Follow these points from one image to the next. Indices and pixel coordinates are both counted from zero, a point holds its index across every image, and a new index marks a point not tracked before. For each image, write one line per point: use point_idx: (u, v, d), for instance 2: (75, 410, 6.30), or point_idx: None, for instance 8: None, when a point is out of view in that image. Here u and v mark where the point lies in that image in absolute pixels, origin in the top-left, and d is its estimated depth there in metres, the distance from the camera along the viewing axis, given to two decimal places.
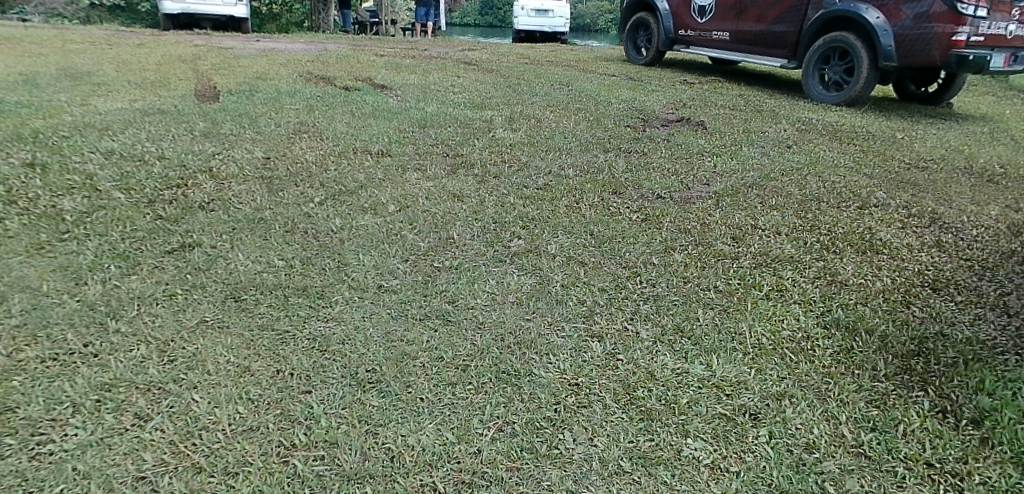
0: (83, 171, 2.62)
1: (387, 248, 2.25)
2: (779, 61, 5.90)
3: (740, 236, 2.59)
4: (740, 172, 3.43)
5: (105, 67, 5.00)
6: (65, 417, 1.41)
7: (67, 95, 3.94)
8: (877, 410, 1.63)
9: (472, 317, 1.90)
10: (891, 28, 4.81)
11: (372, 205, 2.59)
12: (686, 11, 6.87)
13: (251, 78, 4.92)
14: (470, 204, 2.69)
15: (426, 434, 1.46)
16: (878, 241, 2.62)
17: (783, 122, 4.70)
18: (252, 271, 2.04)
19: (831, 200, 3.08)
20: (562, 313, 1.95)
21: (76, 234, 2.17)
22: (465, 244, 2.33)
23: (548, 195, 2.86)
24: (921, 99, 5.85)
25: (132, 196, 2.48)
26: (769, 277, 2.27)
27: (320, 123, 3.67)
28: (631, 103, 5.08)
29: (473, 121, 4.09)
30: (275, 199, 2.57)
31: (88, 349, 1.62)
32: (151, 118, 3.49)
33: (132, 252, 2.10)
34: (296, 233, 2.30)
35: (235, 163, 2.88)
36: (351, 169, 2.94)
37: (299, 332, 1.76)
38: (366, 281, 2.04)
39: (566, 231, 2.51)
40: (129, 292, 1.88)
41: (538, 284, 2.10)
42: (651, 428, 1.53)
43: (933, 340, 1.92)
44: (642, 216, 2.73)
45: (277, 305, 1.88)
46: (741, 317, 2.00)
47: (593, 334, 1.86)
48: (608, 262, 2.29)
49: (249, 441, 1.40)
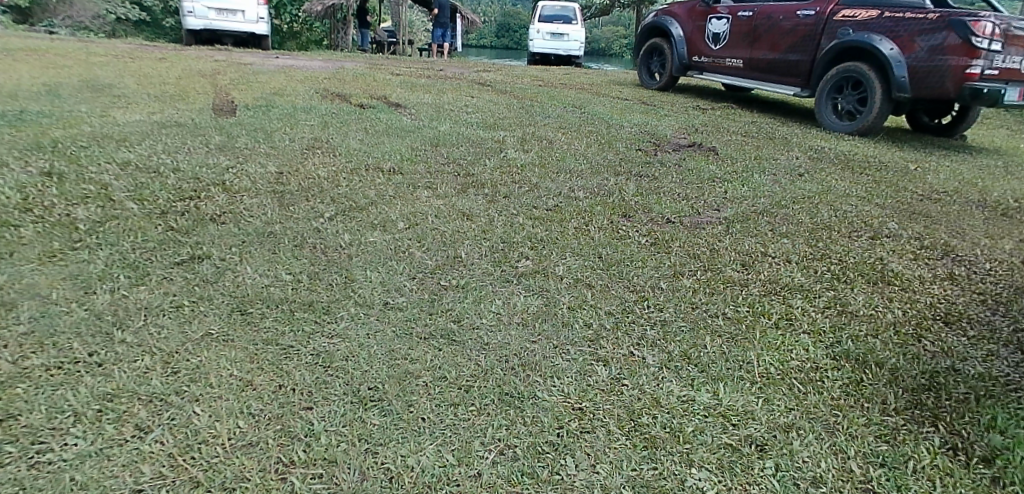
0: (99, 181, 2.66)
1: (394, 265, 2.25)
2: (792, 90, 5.92)
3: (749, 263, 2.58)
4: (750, 199, 3.43)
5: (127, 79, 5.09)
6: (65, 427, 1.41)
7: (87, 106, 4.02)
8: (886, 445, 1.60)
9: (477, 337, 1.89)
10: (905, 60, 4.82)
11: (382, 222, 2.60)
12: (700, 38, 6.94)
13: (268, 94, 5.00)
14: (479, 223, 2.69)
15: (426, 455, 1.44)
16: (890, 272, 2.63)
17: (794, 150, 4.69)
18: (259, 284, 2.04)
19: (842, 229, 3.09)
20: (568, 337, 1.93)
21: (88, 243, 2.19)
22: (473, 263, 2.33)
23: (557, 217, 2.86)
24: (934, 131, 5.85)
25: (146, 207, 2.50)
26: (777, 305, 2.26)
27: (334, 139, 3.71)
28: (642, 127, 5.10)
29: (486, 141, 4.12)
30: (285, 213, 2.58)
31: (93, 358, 1.62)
32: (168, 130, 3.54)
33: (143, 262, 2.10)
34: (305, 248, 2.31)
35: (248, 177, 2.90)
36: (362, 186, 2.96)
37: (304, 347, 1.76)
38: (372, 298, 2.04)
39: (574, 253, 2.50)
40: (137, 301, 1.88)
41: (544, 305, 2.10)
42: (655, 456, 1.50)
43: (944, 374, 1.90)
44: (651, 239, 2.72)
45: (282, 319, 1.88)
46: (749, 346, 1.98)
47: (598, 358, 1.85)
48: (615, 285, 2.27)
49: (248, 456, 1.39)
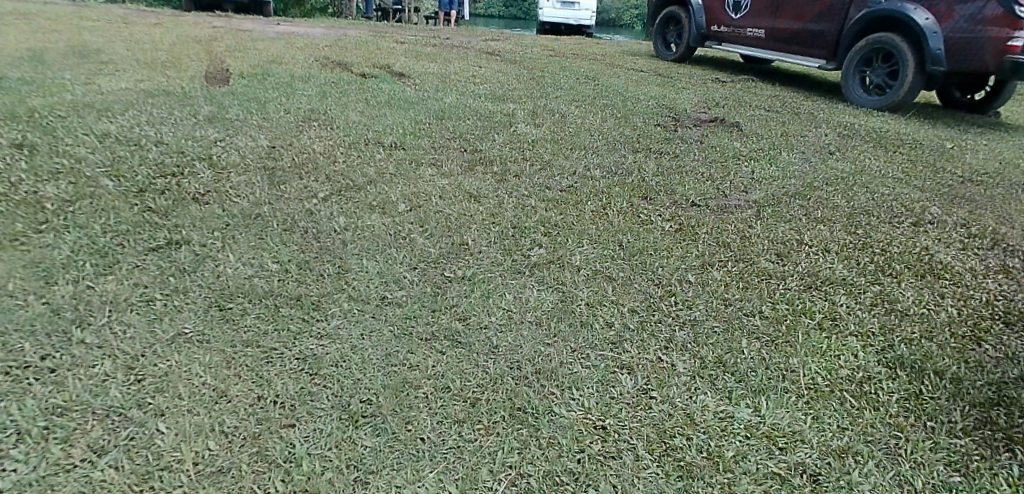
0: (73, 154, 2.43)
1: (394, 253, 2.03)
2: (817, 62, 5.59)
3: (784, 253, 2.34)
4: (780, 180, 3.17)
5: (117, 45, 4.83)
6: (6, 448, 1.22)
7: (71, 72, 3.77)
8: (957, 476, 1.39)
9: (485, 339, 1.67)
10: (942, 30, 4.50)
11: (381, 203, 2.37)
12: (719, 6, 6.58)
13: (265, 62, 4.73)
14: (487, 205, 2.46)
15: (425, 486, 1.24)
16: (939, 264, 2.40)
17: (823, 126, 4.41)
18: (243, 275, 1.82)
19: (881, 215, 2.85)
20: (587, 339, 1.71)
21: (55, 225, 1.97)
22: (481, 251, 2.11)
23: (572, 199, 2.63)
24: (967, 107, 5.55)
25: (122, 184, 2.27)
26: (820, 302, 2.03)
27: (332, 110, 3.46)
28: (660, 100, 4.81)
29: (495, 113, 3.86)
30: (276, 192, 2.36)
31: (45, 362, 1.42)
32: (154, 100, 3.29)
33: (113, 248, 1.88)
34: (295, 233, 2.08)
35: (237, 151, 2.67)
36: (361, 163, 2.73)
37: (288, 350, 1.54)
38: (368, 291, 1.82)
39: (592, 240, 2.27)
40: (102, 294, 1.66)
41: (560, 301, 1.87)
42: (691, 488, 1.30)
43: (1013, 387, 1.68)
44: (676, 225, 2.48)
45: (266, 316, 1.66)
46: (791, 351, 1.75)
47: (622, 365, 1.63)
48: (639, 278, 2.04)
49: (216, 487, 1.19)
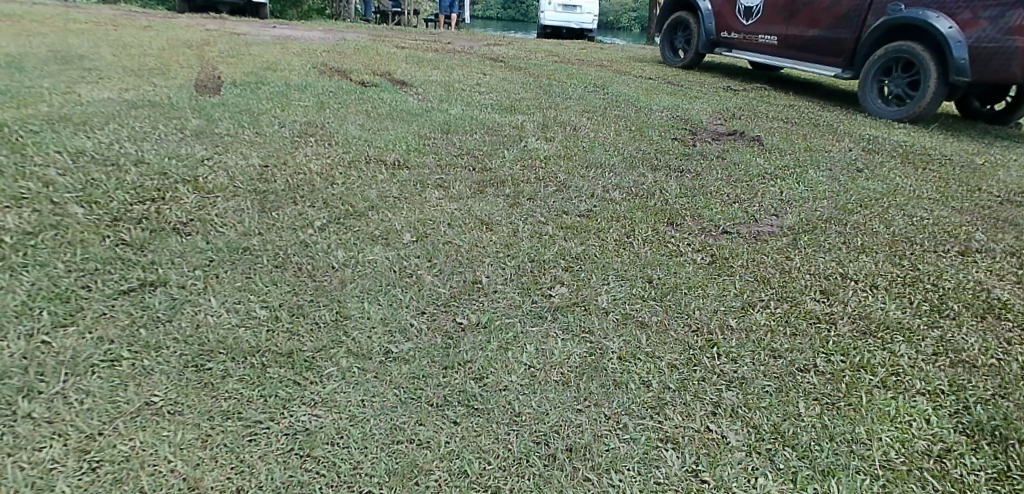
0: (42, 176, 2.19)
1: (399, 295, 1.80)
2: (833, 71, 5.37)
3: (830, 290, 2.12)
4: (812, 201, 2.95)
5: (103, 50, 4.59)
6: None
7: (51, 80, 3.53)
8: None
9: (506, 405, 1.44)
10: (966, 40, 4.28)
11: (383, 233, 2.13)
12: (730, 12, 6.37)
13: (259, 68, 4.50)
14: (501, 234, 2.23)
15: None
16: (998, 301, 2.17)
17: (846, 140, 4.19)
18: (226, 324, 1.59)
19: (925, 242, 2.62)
20: (624, 403, 1.48)
21: (13, 262, 1.74)
22: (496, 291, 1.88)
23: (592, 226, 2.40)
24: (988, 117, 5.33)
25: (94, 211, 2.04)
26: (878, 352, 1.80)
27: (330, 124, 3.23)
28: (674, 111, 4.59)
29: (503, 126, 3.63)
30: (267, 221, 2.12)
31: None
32: (138, 112, 3.05)
33: (78, 290, 1.65)
34: (287, 270, 1.85)
35: (226, 172, 2.43)
36: (361, 184, 2.50)
37: (275, 425, 1.31)
38: (370, 344, 1.58)
39: (619, 276, 2.04)
40: (59, 352, 1.43)
41: (589, 354, 1.64)
42: None
43: None
44: (708, 257, 2.25)
45: (251, 378, 1.43)
46: (857, 417, 1.53)
47: (665, 438, 1.40)
48: (675, 323, 1.81)
49: None
